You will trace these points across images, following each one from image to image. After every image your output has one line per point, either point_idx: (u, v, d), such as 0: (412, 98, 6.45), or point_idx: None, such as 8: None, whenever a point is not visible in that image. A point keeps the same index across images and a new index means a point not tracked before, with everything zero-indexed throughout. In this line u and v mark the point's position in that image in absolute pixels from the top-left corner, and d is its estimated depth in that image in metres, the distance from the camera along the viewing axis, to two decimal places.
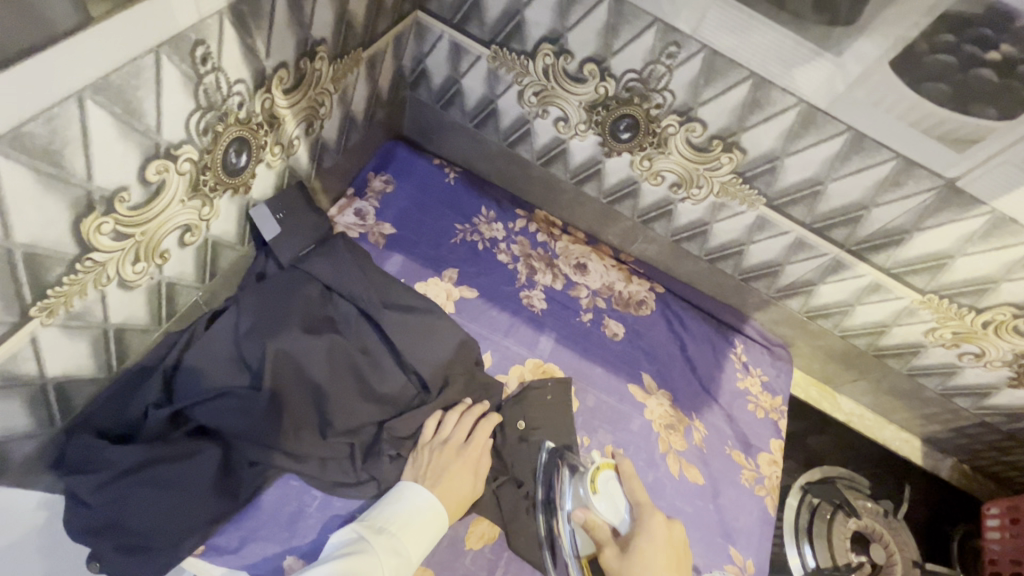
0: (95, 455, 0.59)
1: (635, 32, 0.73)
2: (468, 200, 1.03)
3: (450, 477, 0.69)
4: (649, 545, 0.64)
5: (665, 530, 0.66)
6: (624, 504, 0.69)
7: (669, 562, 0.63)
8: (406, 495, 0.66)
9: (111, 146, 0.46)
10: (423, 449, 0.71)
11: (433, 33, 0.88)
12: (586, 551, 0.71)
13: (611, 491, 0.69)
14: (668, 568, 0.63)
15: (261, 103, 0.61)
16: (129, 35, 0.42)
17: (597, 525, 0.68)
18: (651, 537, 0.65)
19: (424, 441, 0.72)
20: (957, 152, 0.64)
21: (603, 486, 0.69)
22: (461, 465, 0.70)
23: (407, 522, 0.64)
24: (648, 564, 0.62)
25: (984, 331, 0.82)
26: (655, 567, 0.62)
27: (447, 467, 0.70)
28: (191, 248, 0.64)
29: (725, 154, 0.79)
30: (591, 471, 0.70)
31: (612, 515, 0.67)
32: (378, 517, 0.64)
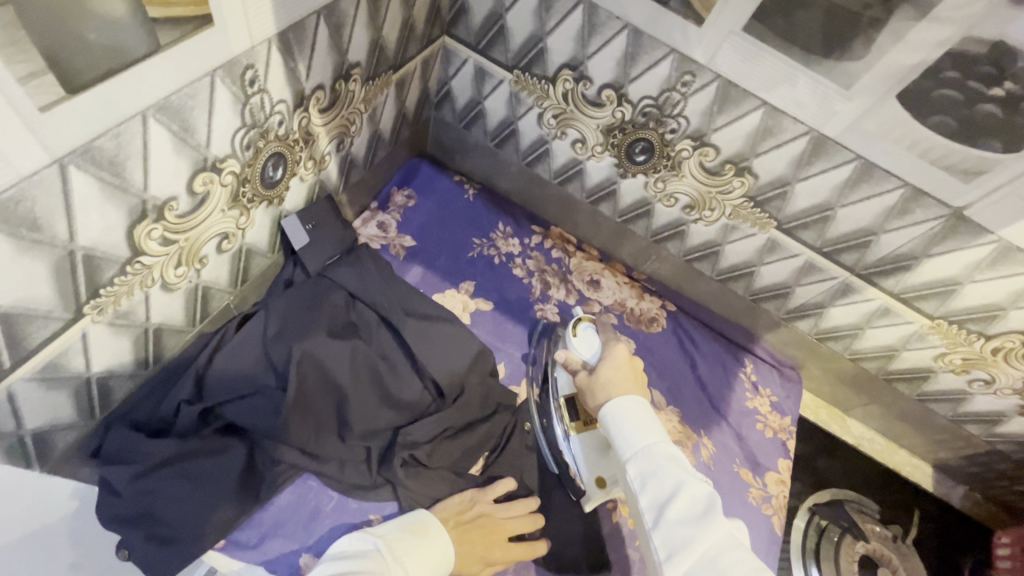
0: (131, 447, 0.62)
1: (653, 61, 0.76)
2: (487, 215, 1.07)
3: (477, 543, 0.68)
4: (613, 366, 0.71)
5: (630, 360, 0.73)
6: (598, 344, 0.79)
7: (632, 380, 0.69)
8: (432, 532, 0.66)
9: (166, 159, 0.50)
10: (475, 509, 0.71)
11: (458, 57, 0.92)
12: (567, 392, 0.83)
13: (588, 337, 0.80)
14: (627, 381, 0.69)
15: (299, 121, 0.66)
16: (191, 60, 0.46)
17: (574, 360, 0.77)
18: (615, 361, 0.72)
19: (481, 500, 0.73)
20: (965, 183, 0.66)
21: (581, 331, 0.81)
22: (491, 543, 0.69)
23: (422, 552, 0.63)
24: (610, 379, 0.69)
25: (994, 357, 0.83)
26: (618, 380, 0.69)
27: (480, 534, 0.69)
28: (227, 254, 0.67)
29: (737, 178, 0.82)
30: (574, 323, 0.82)
31: (586, 352, 0.77)
32: (397, 535, 0.64)
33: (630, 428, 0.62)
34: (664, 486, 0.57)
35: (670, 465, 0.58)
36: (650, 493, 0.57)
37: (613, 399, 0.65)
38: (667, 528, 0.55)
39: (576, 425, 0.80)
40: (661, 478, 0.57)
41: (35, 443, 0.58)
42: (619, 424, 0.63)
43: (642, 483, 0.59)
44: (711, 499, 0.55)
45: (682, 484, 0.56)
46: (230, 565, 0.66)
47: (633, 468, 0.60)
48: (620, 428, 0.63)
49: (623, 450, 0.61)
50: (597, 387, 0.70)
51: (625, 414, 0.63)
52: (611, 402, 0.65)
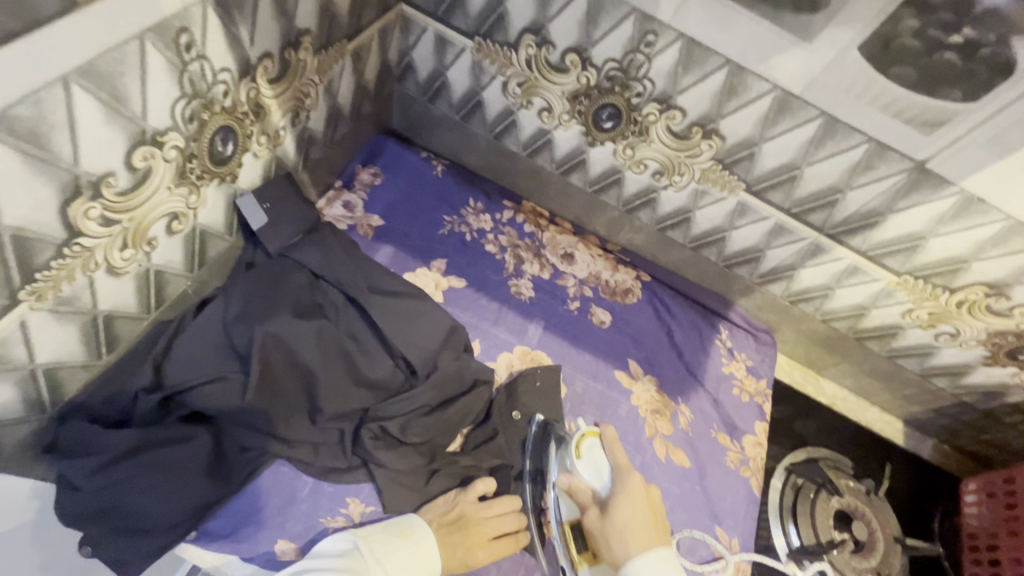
0: (87, 439, 0.60)
1: (615, 21, 0.74)
2: (456, 191, 1.05)
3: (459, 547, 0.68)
4: (630, 507, 0.66)
5: (646, 492, 0.68)
6: (608, 469, 0.70)
7: (652, 523, 0.65)
8: (416, 533, 0.67)
9: (97, 131, 0.47)
10: (460, 511, 0.71)
11: (417, 26, 0.89)
12: (569, 517, 0.73)
13: (594, 458, 0.71)
14: (647, 526, 0.65)
15: (247, 93, 0.62)
16: (114, 20, 0.43)
17: (580, 488, 0.71)
18: (630, 496, 0.67)
19: (466, 501, 0.72)
20: (926, 135, 0.67)
21: (586, 450, 0.72)
22: (475, 548, 0.69)
23: (402, 558, 0.64)
24: (627, 527, 0.65)
25: (958, 310, 0.84)
26: (638, 528, 0.64)
27: (464, 539, 0.68)
28: (179, 236, 0.64)
29: (705, 141, 0.81)
30: (575, 438, 0.73)
31: (593, 479, 0.70)
32: (380, 537, 0.65)
33: None
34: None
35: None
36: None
37: (636, 561, 0.62)
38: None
39: (585, 556, 0.70)
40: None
41: None
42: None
43: None
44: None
45: None
46: (203, 556, 0.66)
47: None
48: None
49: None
50: (614, 534, 0.65)
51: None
52: (634, 563, 0.62)
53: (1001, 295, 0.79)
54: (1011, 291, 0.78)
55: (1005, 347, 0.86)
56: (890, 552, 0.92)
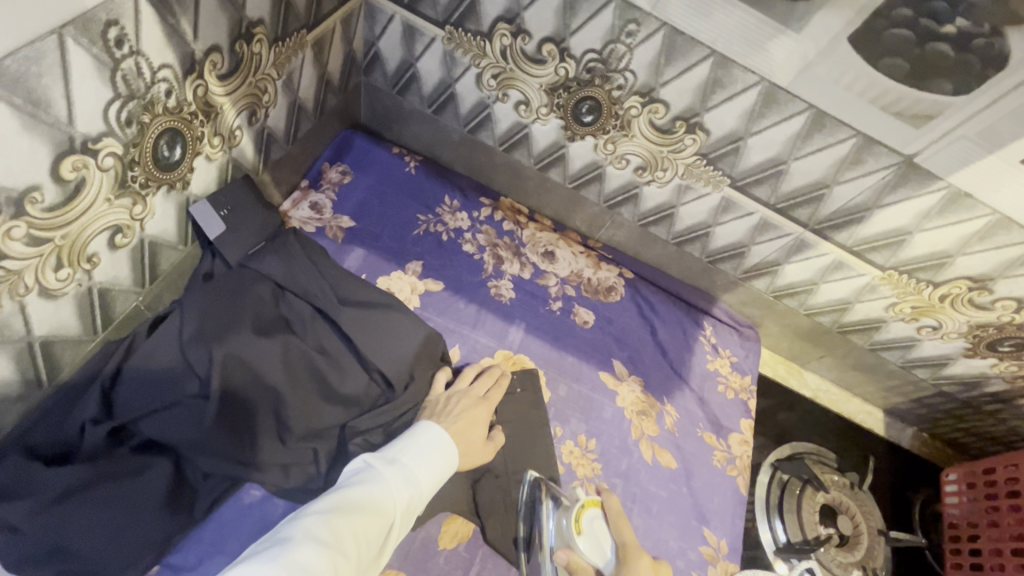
0: (26, 477, 0.54)
1: (593, 10, 0.70)
2: (430, 189, 1.00)
3: (466, 420, 0.70)
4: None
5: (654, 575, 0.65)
6: (612, 547, 0.67)
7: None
8: (420, 432, 0.64)
9: (13, 141, 0.41)
10: (440, 396, 0.73)
11: (383, 13, 0.83)
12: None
13: (597, 532, 0.68)
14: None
15: (194, 91, 0.57)
16: (23, 15, 0.37)
17: (580, 566, 0.65)
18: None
19: (440, 389, 0.73)
20: (915, 128, 0.64)
21: (587, 526, 0.68)
22: (478, 412, 0.72)
23: (421, 454, 0.62)
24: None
25: (941, 304, 0.84)
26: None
27: (467, 410, 0.71)
28: (125, 250, 0.59)
29: (689, 136, 0.78)
30: (576, 509, 0.69)
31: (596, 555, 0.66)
32: (389, 447, 0.62)
33: None
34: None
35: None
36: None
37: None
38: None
39: None
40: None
41: None
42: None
43: None
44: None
45: None
46: None
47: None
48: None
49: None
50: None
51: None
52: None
53: (985, 289, 0.79)
54: (994, 285, 0.77)
55: (986, 339, 0.86)
56: (874, 545, 0.93)
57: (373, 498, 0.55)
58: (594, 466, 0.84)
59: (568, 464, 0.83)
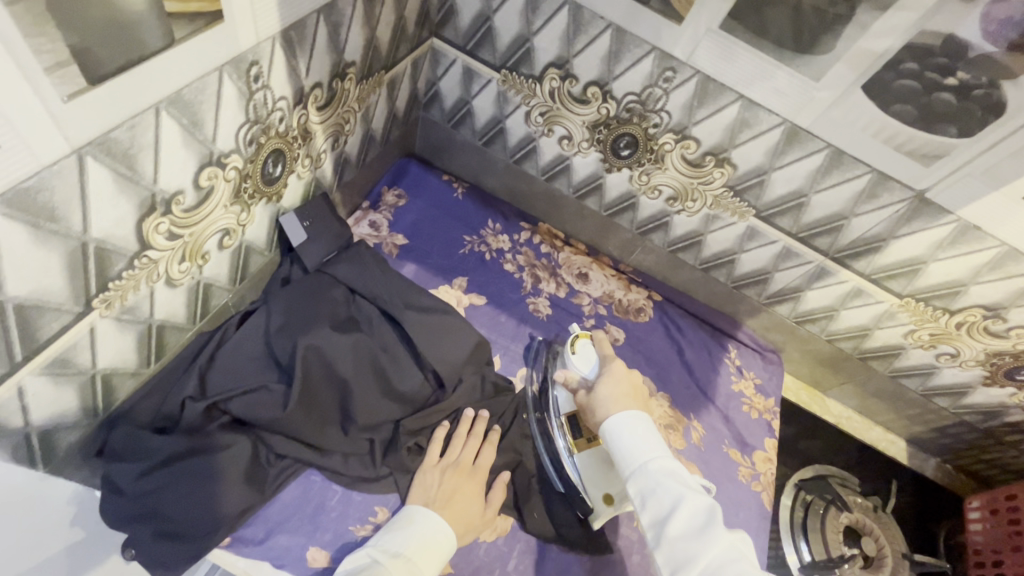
0: (136, 444, 0.62)
1: (635, 58, 0.80)
2: (476, 213, 1.10)
3: (459, 501, 0.72)
4: (613, 383, 0.72)
5: (628, 375, 0.74)
6: (596, 359, 0.77)
7: (632, 397, 0.70)
8: (418, 519, 0.69)
9: (175, 152, 0.51)
10: (433, 466, 0.75)
11: (446, 57, 0.94)
12: (568, 409, 0.81)
13: (586, 351, 0.79)
14: (628, 397, 0.70)
15: (298, 119, 0.67)
16: (201, 56, 0.47)
17: (573, 378, 0.79)
18: (613, 375, 0.73)
19: (432, 462, 0.75)
20: (926, 166, 0.72)
21: (579, 348, 0.79)
22: (466, 483, 0.74)
23: (420, 544, 0.66)
24: (611, 395, 0.70)
25: (958, 331, 0.89)
26: (617, 396, 0.70)
27: (457, 489, 0.73)
28: (228, 251, 0.68)
29: (717, 169, 0.86)
30: (570, 338, 0.81)
31: (583, 367, 0.77)
32: (389, 540, 0.67)
33: (631, 450, 0.64)
34: (664, 501, 0.59)
35: (669, 480, 0.60)
36: (650, 511, 0.59)
37: (616, 416, 0.67)
38: (668, 541, 0.57)
39: (580, 442, 0.79)
40: (661, 493, 0.59)
41: (40, 441, 0.57)
42: (623, 442, 0.65)
43: (642, 499, 0.61)
44: (709, 511, 0.57)
45: (684, 499, 0.58)
46: (236, 561, 0.67)
47: (634, 485, 0.62)
48: (621, 444, 0.65)
49: (624, 467, 0.64)
50: (598, 402, 0.71)
51: (626, 431, 0.65)
52: (612, 419, 0.67)
53: (998, 317, 0.84)
54: (1007, 314, 0.83)
55: (1004, 367, 0.90)
56: (899, 567, 0.94)
57: None
58: None
59: None
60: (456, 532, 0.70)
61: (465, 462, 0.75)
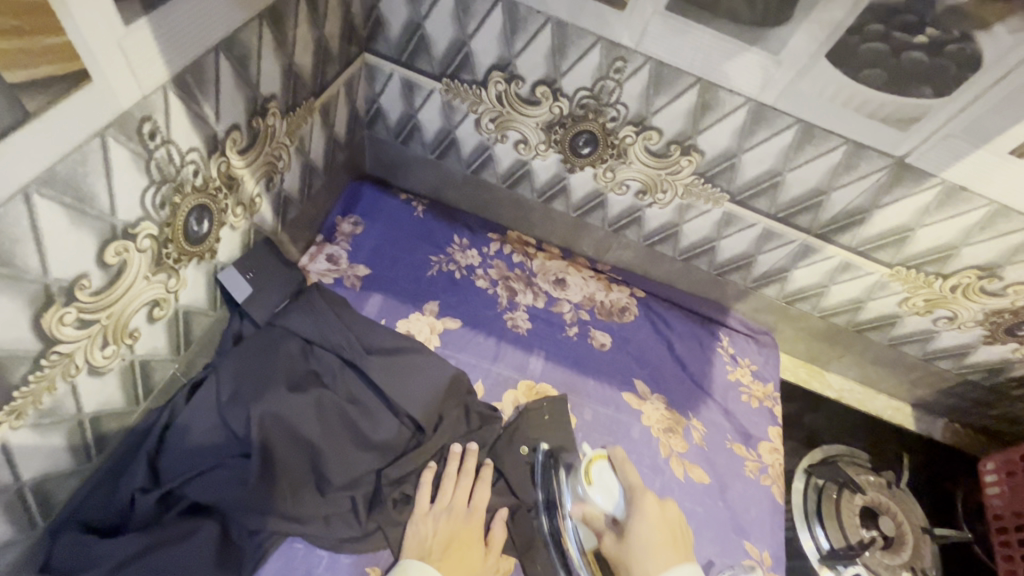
0: (84, 552, 0.56)
1: (581, 51, 0.73)
2: (440, 230, 1.04)
3: (458, 550, 0.67)
4: (645, 528, 0.66)
5: (662, 517, 0.67)
6: (620, 491, 0.70)
7: (670, 549, 0.64)
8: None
9: (64, 236, 0.44)
10: (425, 516, 0.69)
11: (382, 72, 0.87)
12: (591, 545, 0.71)
13: (605, 481, 0.71)
14: (670, 555, 0.64)
15: (217, 168, 0.60)
16: (71, 127, 0.41)
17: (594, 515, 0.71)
18: (646, 519, 0.67)
19: (423, 510, 0.70)
20: (903, 131, 0.67)
21: (596, 476, 0.71)
22: (463, 530, 0.69)
23: None
24: (649, 548, 0.64)
25: (953, 294, 0.85)
26: (657, 549, 0.64)
27: (455, 538, 0.68)
28: (162, 321, 0.62)
29: (684, 157, 0.81)
30: (584, 464, 0.72)
31: (606, 504, 0.70)
32: None
33: None
34: None
35: None
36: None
37: None
38: None
39: None
40: None
41: None
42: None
43: None
44: None
45: None
46: None
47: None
48: None
49: None
50: (634, 561, 0.64)
51: None
52: None
53: (994, 276, 0.80)
54: (1002, 272, 0.79)
55: (1004, 324, 0.87)
56: (920, 544, 0.90)
57: None
58: None
59: None
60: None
61: (460, 507, 0.70)
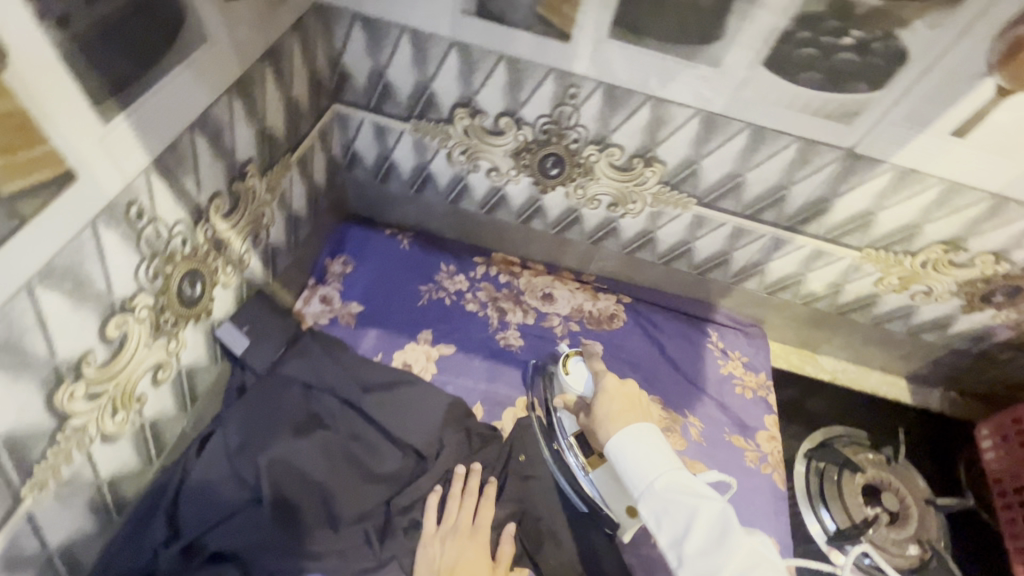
0: None
1: (536, 82, 0.77)
2: (427, 259, 1.08)
3: (466, 568, 0.67)
4: (608, 400, 0.68)
5: (624, 389, 0.70)
6: (588, 375, 0.76)
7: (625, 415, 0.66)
8: None
9: (67, 319, 0.48)
10: (433, 538, 0.70)
11: (354, 119, 0.91)
12: (574, 430, 0.80)
13: (579, 370, 0.78)
14: (625, 411, 0.66)
15: (204, 234, 0.65)
16: (64, 222, 0.45)
17: (570, 401, 0.77)
18: (608, 394, 0.69)
19: (431, 532, 0.71)
20: (847, 125, 0.70)
21: (572, 367, 0.78)
22: (472, 549, 0.69)
23: None
24: (607, 413, 0.67)
25: (924, 270, 0.88)
26: (616, 409, 0.67)
27: (463, 556, 0.68)
28: (167, 383, 0.66)
29: (648, 169, 0.84)
30: (562, 359, 0.79)
31: (578, 387, 0.76)
32: None
33: (632, 472, 0.62)
34: (680, 522, 0.57)
35: (678, 501, 0.58)
36: (667, 531, 0.58)
37: (616, 437, 0.63)
38: (690, 563, 0.56)
39: (593, 460, 0.78)
40: (674, 517, 0.58)
41: None
42: (623, 460, 0.62)
43: (657, 523, 0.59)
44: (723, 520, 0.56)
45: (695, 514, 0.57)
46: None
47: (646, 508, 0.60)
48: (624, 467, 0.62)
49: (632, 488, 0.62)
50: (596, 422, 0.68)
51: (625, 456, 0.62)
52: (613, 441, 0.64)
53: (959, 248, 0.83)
54: (967, 244, 0.82)
55: (979, 293, 0.89)
56: (925, 515, 0.93)
57: None
58: None
59: None
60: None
61: (467, 526, 0.71)
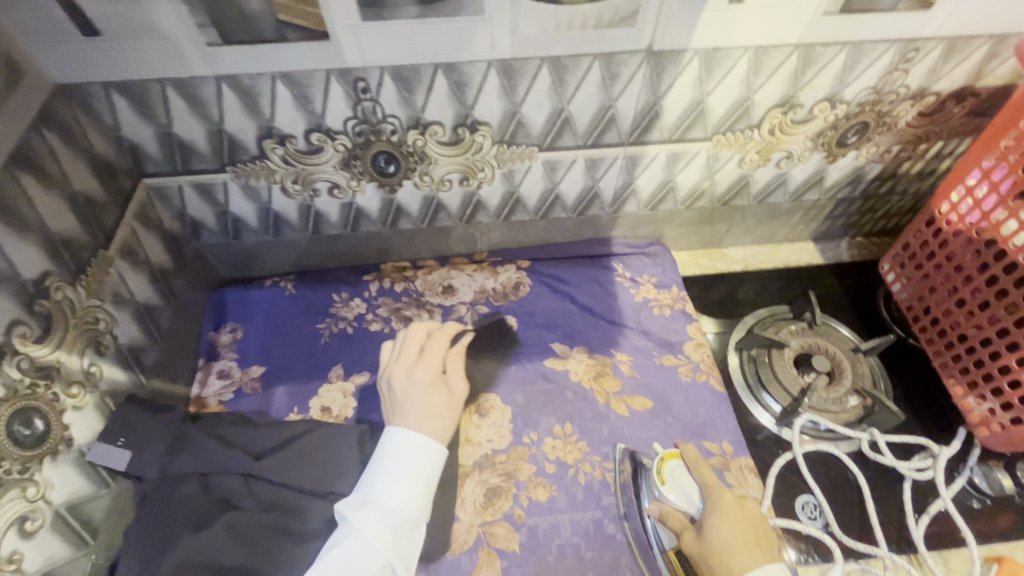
0: None
1: (323, 89, 0.73)
2: (316, 296, 1.03)
3: (423, 397, 0.73)
4: (731, 528, 0.67)
5: (746, 516, 0.69)
6: (697, 491, 0.73)
7: (745, 536, 0.66)
8: (390, 445, 0.69)
9: None
10: (400, 374, 0.77)
11: (172, 188, 0.86)
12: (671, 545, 0.75)
13: (679, 480, 0.75)
14: (754, 545, 0.66)
15: (17, 368, 0.60)
16: None
17: (671, 515, 0.72)
18: (727, 515, 0.69)
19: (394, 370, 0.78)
20: (632, 26, 0.69)
21: (669, 475, 0.76)
22: (424, 373, 0.76)
23: (393, 482, 0.67)
24: (729, 542, 0.66)
25: (775, 137, 0.88)
26: (742, 544, 0.65)
27: (422, 386, 0.75)
28: (43, 530, 0.62)
29: (477, 134, 0.81)
30: (658, 464, 0.77)
31: (679, 497, 0.73)
32: (377, 497, 0.66)
33: None
34: None
35: None
36: None
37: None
38: None
39: None
40: None
41: None
42: None
43: None
44: None
45: None
46: None
47: None
48: None
49: None
50: (718, 550, 0.65)
51: None
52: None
53: (795, 106, 0.83)
54: (800, 99, 0.82)
55: (833, 140, 0.90)
56: (857, 365, 0.93)
57: (351, 559, 0.61)
58: (580, 446, 0.88)
59: (557, 459, 0.87)
60: (439, 425, 0.71)
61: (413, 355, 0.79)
